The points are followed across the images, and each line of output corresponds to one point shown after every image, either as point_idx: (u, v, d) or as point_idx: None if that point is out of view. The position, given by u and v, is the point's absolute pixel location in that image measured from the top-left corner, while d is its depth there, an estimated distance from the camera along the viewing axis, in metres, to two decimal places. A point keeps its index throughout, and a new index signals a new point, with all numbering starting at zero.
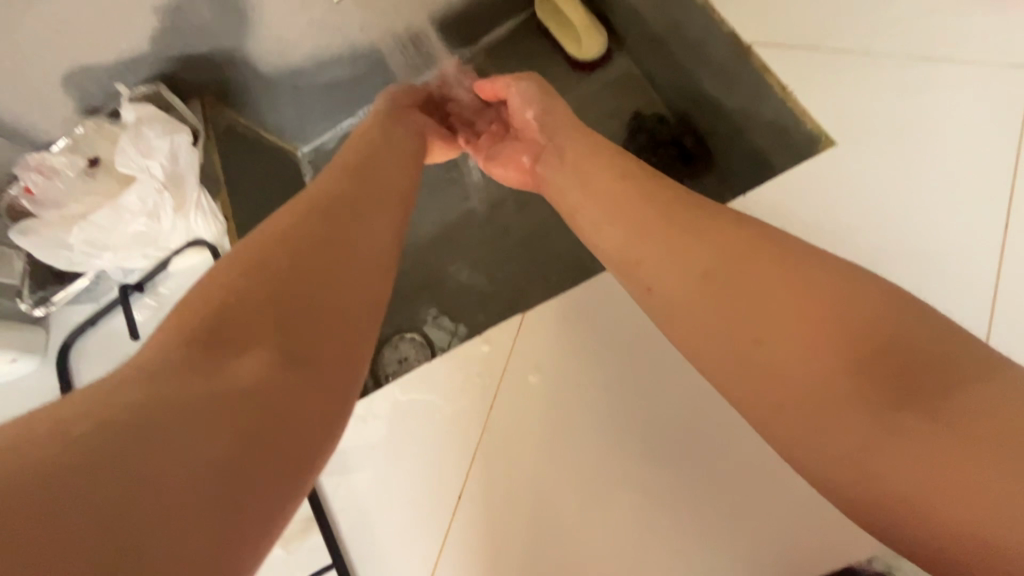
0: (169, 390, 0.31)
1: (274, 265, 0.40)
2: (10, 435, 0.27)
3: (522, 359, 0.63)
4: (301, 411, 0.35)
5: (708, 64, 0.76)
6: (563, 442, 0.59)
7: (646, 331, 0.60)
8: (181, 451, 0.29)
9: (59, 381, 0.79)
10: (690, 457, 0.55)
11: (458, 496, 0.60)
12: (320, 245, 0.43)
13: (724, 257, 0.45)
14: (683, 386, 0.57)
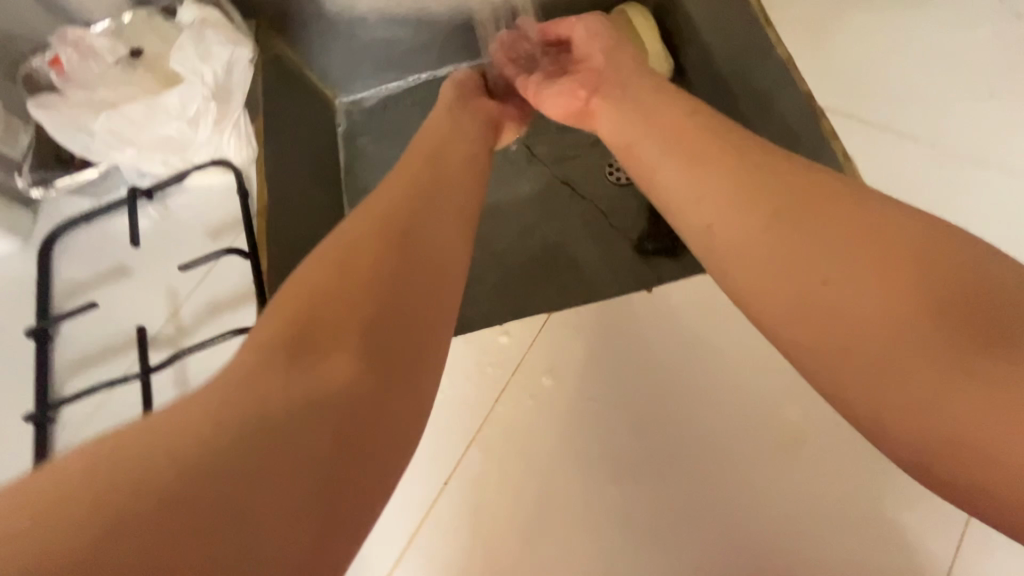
0: (273, 394, 0.36)
1: (360, 272, 0.42)
2: (155, 427, 0.33)
3: (538, 357, 0.61)
4: (385, 409, 0.39)
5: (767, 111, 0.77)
6: (573, 451, 0.57)
7: (668, 357, 0.60)
8: (288, 454, 0.34)
9: (38, 271, 0.73)
10: (704, 486, 0.55)
11: (442, 484, 0.58)
12: (398, 248, 0.45)
13: (801, 211, 0.44)
14: (693, 421, 0.57)
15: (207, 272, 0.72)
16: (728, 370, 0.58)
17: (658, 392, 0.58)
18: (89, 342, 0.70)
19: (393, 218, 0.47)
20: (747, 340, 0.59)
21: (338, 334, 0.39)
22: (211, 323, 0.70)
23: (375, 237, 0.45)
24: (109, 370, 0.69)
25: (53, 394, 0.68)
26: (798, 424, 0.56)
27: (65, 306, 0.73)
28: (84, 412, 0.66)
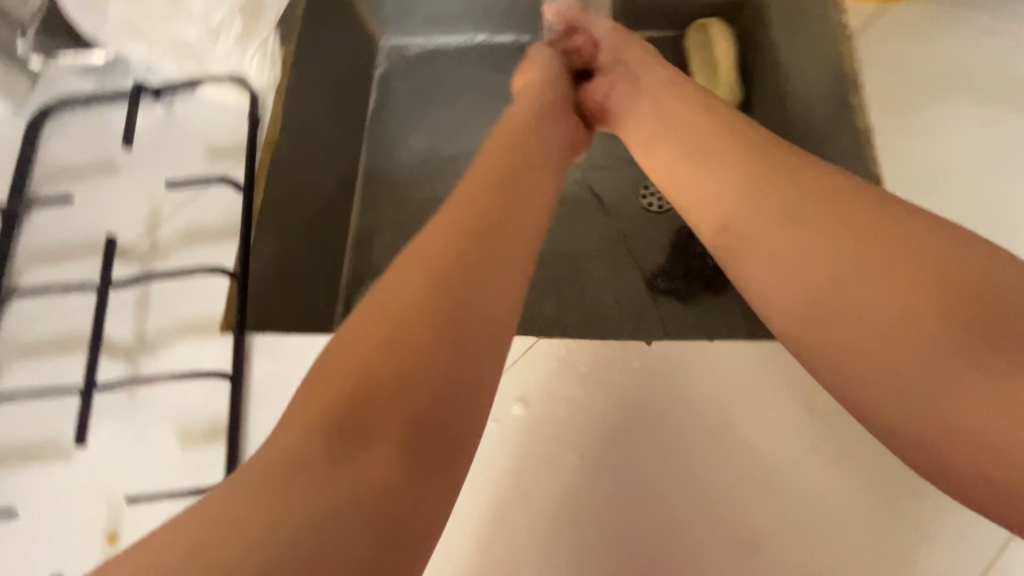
0: (313, 478, 0.34)
1: (415, 340, 0.38)
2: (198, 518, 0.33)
3: (512, 380, 0.57)
4: (429, 492, 0.36)
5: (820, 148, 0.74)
6: (533, 491, 0.54)
7: (648, 420, 0.55)
8: (323, 560, 0.32)
9: (22, 146, 0.69)
10: (666, 557, 0.52)
11: None
12: (458, 311, 0.40)
13: (816, 206, 0.46)
14: (656, 492, 0.53)
15: (195, 195, 0.67)
16: (707, 449, 0.54)
17: (628, 453, 0.55)
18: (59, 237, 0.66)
19: (448, 264, 0.42)
20: (736, 424, 0.55)
21: (387, 409, 0.36)
22: (185, 250, 0.65)
23: (429, 290, 0.40)
24: (69, 272, 0.65)
25: (8, 281, 0.64)
26: (764, 525, 0.52)
27: (41, 192, 0.68)
28: (34, 310, 0.63)
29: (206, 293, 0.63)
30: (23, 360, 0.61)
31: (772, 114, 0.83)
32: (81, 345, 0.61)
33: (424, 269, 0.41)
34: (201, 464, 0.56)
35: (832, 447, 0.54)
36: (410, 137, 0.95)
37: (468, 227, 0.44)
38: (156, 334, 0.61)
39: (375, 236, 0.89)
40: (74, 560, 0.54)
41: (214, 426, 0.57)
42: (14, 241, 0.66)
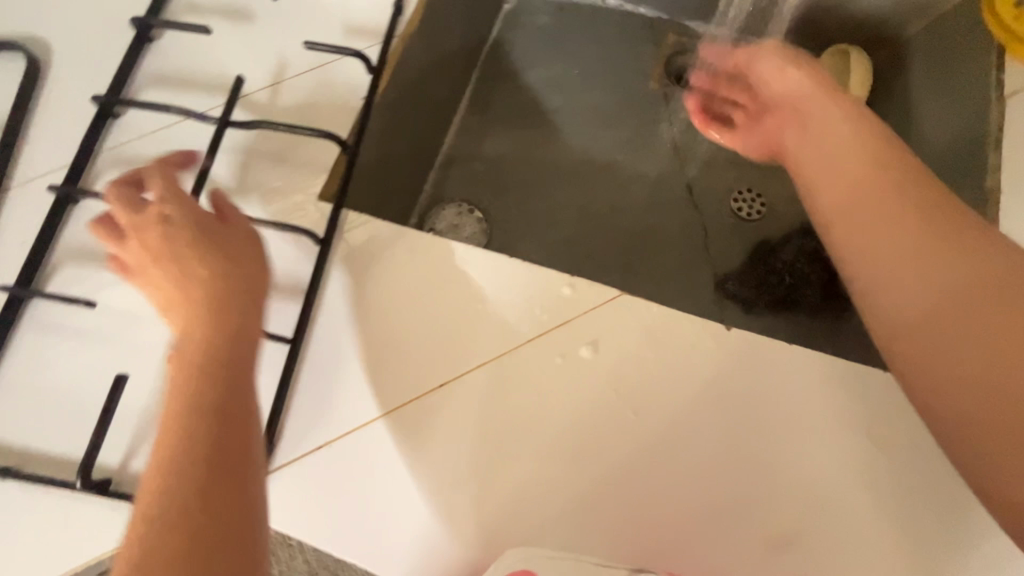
0: (146, 532, 0.36)
1: (173, 509, 0.37)
2: None
3: (586, 323, 0.58)
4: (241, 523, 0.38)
5: None
6: (575, 427, 0.56)
7: (708, 400, 0.56)
8: None
9: None
10: (679, 520, 0.54)
11: (436, 384, 0.58)
12: (227, 400, 0.42)
13: (957, 239, 0.43)
14: (697, 468, 0.55)
15: (323, 62, 0.67)
16: (758, 445, 0.55)
17: (680, 424, 0.56)
18: (183, 64, 0.67)
19: (196, 397, 0.41)
20: (794, 427, 0.55)
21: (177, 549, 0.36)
22: (299, 111, 0.66)
23: (187, 418, 0.40)
24: (186, 100, 0.66)
25: (126, 91, 0.66)
26: (794, 527, 0.53)
27: (178, 17, 0.69)
28: (144, 125, 0.64)
29: (311, 157, 0.64)
30: (123, 169, 0.63)
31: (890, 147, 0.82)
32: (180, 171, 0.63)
33: (176, 406, 0.41)
34: (275, 314, 0.59)
35: (879, 478, 0.54)
36: (521, 78, 0.95)
37: (192, 362, 0.43)
38: (258, 182, 0.63)
39: (468, 162, 0.90)
40: (134, 364, 0.56)
41: (296, 283, 0.60)
42: (142, 55, 0.67)
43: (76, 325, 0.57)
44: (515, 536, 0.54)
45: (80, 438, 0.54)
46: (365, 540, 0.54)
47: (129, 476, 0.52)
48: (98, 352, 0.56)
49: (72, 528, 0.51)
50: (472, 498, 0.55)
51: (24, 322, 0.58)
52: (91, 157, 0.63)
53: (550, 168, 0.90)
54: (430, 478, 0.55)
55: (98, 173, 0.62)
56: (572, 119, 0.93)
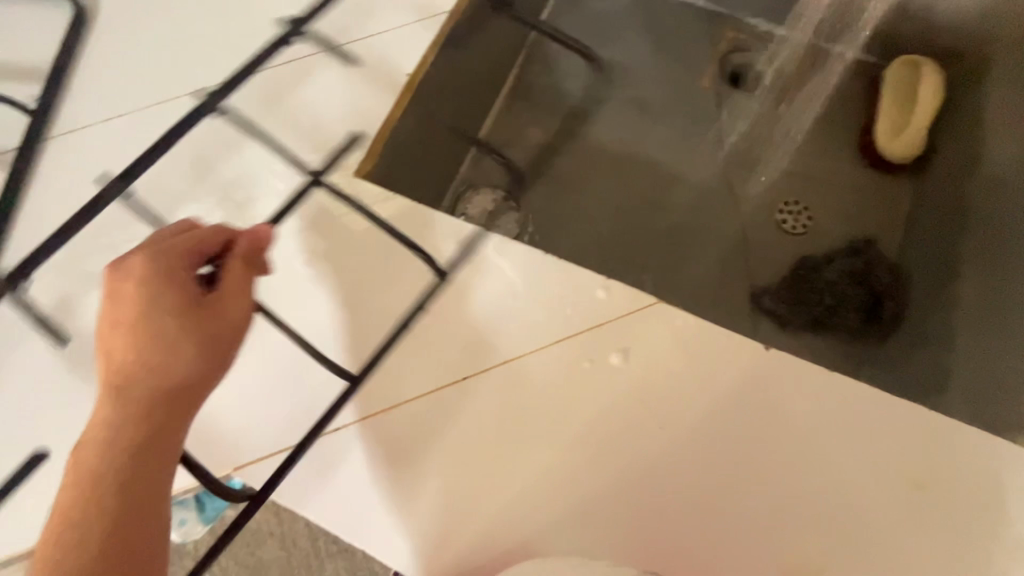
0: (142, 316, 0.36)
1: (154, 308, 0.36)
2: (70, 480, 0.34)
3: (618, 329, 0.56)
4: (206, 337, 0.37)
5: (987, 223, 0.69)
6: (596, 432, 0.54)
7: (739, 420, 0.54)
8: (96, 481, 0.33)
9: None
10: (696, 538, 0.52)
11: (457, 376, 0.56)
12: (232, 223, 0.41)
13: None
14: (719, 491, 0.53)
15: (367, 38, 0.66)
16: (786, 474, 0.53)
17: (704, 442, 0.54)
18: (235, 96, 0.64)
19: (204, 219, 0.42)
20: (826, 456, 0.53)
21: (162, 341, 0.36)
22: (335, 88, 0.64)
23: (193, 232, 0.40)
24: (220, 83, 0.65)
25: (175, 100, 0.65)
26: (817, 559, 0.51)
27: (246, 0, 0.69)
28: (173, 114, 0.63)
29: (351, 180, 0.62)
30: (154, 189, 0.60)
31: (951, 171, 0.77)
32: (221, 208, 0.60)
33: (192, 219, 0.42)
34: (300, 290, 0.59)
35: (915, 520, 0.51)
36: (566, 66, 0.91)
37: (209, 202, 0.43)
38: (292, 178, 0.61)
39: (504, 148, 0.88)
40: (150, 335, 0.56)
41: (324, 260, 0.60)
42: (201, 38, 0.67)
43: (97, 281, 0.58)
44: (528, 535, 0.53)
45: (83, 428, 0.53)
46: (374, 524, 0.54)
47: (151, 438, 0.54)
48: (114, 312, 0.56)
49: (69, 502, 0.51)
50: (486, 493, 0.54)
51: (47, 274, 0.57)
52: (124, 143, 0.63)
53: (587, 162, 0.88)
54: (445, 470, 0.54)
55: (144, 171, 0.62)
56: (614, 112, 0.90)
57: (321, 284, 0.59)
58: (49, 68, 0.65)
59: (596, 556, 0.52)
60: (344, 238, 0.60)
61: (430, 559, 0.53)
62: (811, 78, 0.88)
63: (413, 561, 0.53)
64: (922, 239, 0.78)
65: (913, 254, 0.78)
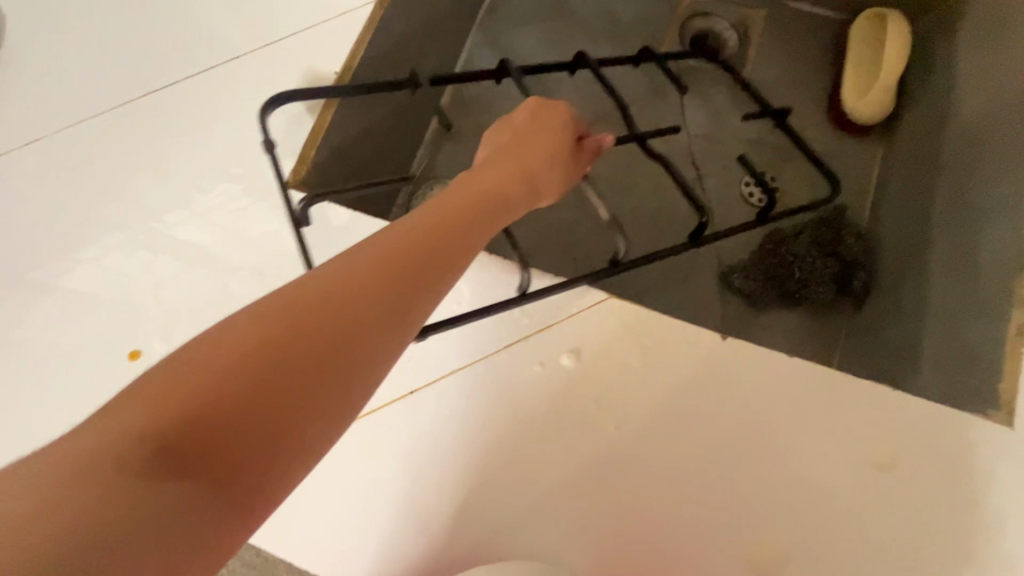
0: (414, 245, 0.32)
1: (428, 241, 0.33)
2: (253, 359, 0.25)
3: (571, 328, 0.55)
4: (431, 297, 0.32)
5: (959, 179, 0.64)
6: (553, 434, 0.53)
7: (693, 410, 0.52)
8: (266, 402, 0.25)
9: (193, 21, 0.71)
10: (656, 534, 0.50)
11: (408, 389, 0.55)
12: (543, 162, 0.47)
13: None
14: (679, 483, 0.51)
15: (298, 53, 0.69)
16: (741, 461, 0.51)
17: (656, 432, 0.52)
18: (172, 167, 0.66)
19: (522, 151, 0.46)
20: (783, 441, 0.51)
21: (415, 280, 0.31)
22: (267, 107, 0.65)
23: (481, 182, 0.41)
24: (165, 120, 0.67)
25: (123, 132, 0.67)
26: (780, 547, 0.49)
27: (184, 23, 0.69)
28: (125, 150, 0.66)
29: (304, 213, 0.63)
30: (117, 225, 0.64)
31: (926, 126, 0.72)
32: (177, 283, 0.62)
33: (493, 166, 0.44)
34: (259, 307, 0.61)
35: (879, 504, 0.49)
36: (517, 49, 0.88)
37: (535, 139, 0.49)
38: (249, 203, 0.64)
39: (456, 141, 0.84)
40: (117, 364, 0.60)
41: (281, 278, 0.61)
42: (145, 70, 0.69)
43: (67, 316, 0.61)
44: (479, 536, 0.52)
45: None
46: (333, 541, 0.53)
47: None
48: (85, 347, 0.60)
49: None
50: (437, 499, 0.53)
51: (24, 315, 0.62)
52: (69, 188, 0.65)
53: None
54: (396, 480, 0.53)
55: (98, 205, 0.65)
56: (569, 88, 0.85)
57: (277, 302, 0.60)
58: (4, 114, 0.68)
59: (549, 553, 0.51)
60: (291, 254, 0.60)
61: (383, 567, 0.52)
62: (759, 48, 0.86)
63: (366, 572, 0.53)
64: (900, 202, 0.73)
65: (889, 218, 0.75)
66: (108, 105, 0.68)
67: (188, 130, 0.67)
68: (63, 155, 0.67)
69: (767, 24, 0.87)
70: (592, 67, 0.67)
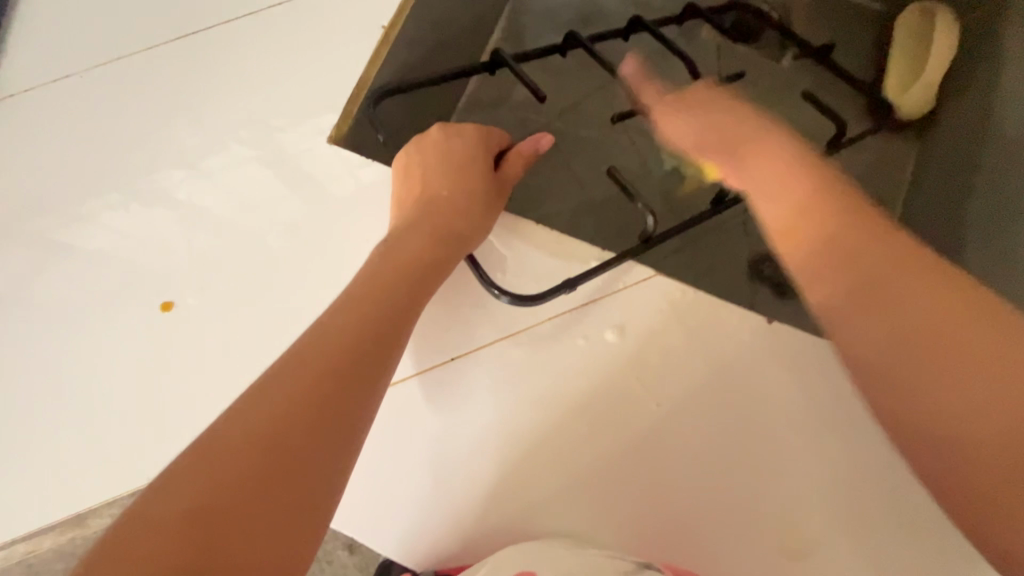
0: (316, 376, 0.38)
1: (323, 370, 0.39)
2: (295, 395, 0.37)
3: (615, 305, 0.54)
4: (389, 355, 0.42)
5: (995, 180, 0.64)
6: (594, 411, 0.52)
7: (731, 394, 0.52)
8: (236, 509, 0.32)
9: None
10: (694, 517, 0.51)
11: (448, 356, 0.54)
12: (452, 220, 0.52)
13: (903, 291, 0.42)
14: (717, 464, 0.51)
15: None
16: (780, 449, 0.51)
17: (697, 413, 0.52)
18: (188, 119, 0.61)
19: (427, 231, 0.51)
20: (819, 428, 0.51)
21: (330, 399, 0.38)
22: (299, 56, 0.62)
23: (399, 270, 0.47)
24: (184, 69, 0.63)
25: (143, 73, 0.63)
26: (813, 533, 0.50)
27: None
28: (144, 94, 0.62)
29: (325, 174, 0.59)
30: (136, 173, 0.60)
31: (964, 124, 0.72)
32: (183, 247, 0.58)
33: (416, 246, 0.49)
34: (284, 266, 0.57)
35: (912, 494, 0.50)
36: (553, 17, 0.84)
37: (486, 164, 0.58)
38: (273, 154, 0.60)
39: (491, 107, 0.83)
40: (129, 319, 0.56)
41: (307, 235, 0.57)
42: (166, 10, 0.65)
43: (80, 267, 0.58)
44: (516, 510, 0.52)
45: (44, 440, 0.54)
46: (369, 507, 0.52)
47: (132, 416, 0.54)
48: (101, 299, 0.57)
49: (35, 504, 0.52)
50: (473, 470, 0.52)
51: (37, 263, 0.58)
52: (80, 137, 0.61)
53: (580, 111, 0.82)
54: (427, 449, 0.53)
55: (113, 154, 0.61)
56: (612, 51, 0.82)
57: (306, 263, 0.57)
58: (23, 53, 0.64)
59: (577, 531, 0.51)
60: (330, 214, 0.58)
61: (410, 536, 0.52)
62: (801, 29, 0.85)
63: (393, 539, 0.52)
64: (933, 200, 0.73)
65: (922, 214, 0.74)
66: (124, 52, 0.64)
67: (209, 79, 0.62)
68: (76, 101, 0.62)
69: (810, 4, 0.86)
70: (648, 27, 0.71)
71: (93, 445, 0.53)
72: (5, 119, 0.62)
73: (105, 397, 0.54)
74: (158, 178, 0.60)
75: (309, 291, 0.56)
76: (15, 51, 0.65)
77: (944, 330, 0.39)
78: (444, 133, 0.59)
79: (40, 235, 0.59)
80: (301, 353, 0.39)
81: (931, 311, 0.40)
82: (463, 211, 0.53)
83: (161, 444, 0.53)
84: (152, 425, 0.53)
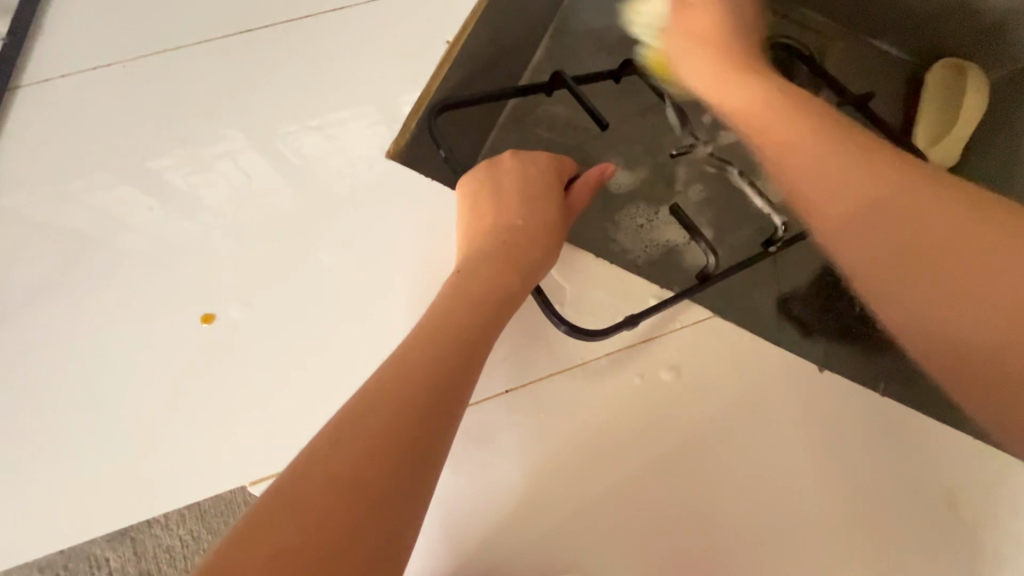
0: (394, 417, 0.40)
1: (402, 409, 0.40)
2: (377, 435, 0.39)
3: (672, 346, 0.55)
4: (460, 395, 0.44)
5: None
6: (641, 450, 0.52)
7: (774, 434, 0.53)
8: (318, 550, 0.34)
9: None
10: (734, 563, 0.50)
11: (502, 388, 0.54)
12: (513, 254, 0.52)
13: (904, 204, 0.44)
14: (759, 511, 0.51)
15: (385, 8, 0.63)
16: (821, 498, 0.52)
17: (741, 457, 0.52)
18: (236, 120, 0.60)
19: (489, 265, 0.52)
20: (855, 470, 0.52)
21: (406, 439, 0.39)
22: (355, 69, 0.61)
23: (465, 306, 0.49)
24: (234, 68, 0.61)
25: (188, 70, 0.61)
26: None
27: None
28: (188, 91, 0.60)
29: (375, 188, 0.57)
30: (176, 173, 0.58)
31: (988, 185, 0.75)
32: (223, 253, 0.56)
33: (480, 280, 0.51)
34: (329, 280, 0.55)
35: (948, 554, 0.50)
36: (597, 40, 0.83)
37: (549, 199, 0.57)
38: (321, 165, 0.58)
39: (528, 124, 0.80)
40: (162, 325, 0.54)
41: (355, 252, 0.56)
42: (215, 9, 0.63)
43: (109, 267, 0.56)
44: (555, 550, 0.50)
45: (65, 450, 0.51)
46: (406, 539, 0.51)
47: (160, 426, 0.52)
48: (130, 300, 0.55)
49: (53, 513, 0.50)
50: (517, 505, 0.51)
51: (62, 259, 0.56)
52: (115, 130, 0.59)
53: (624, 133, 0.80)
54: (469, 473, 0.52)
55: (152, 151, 0.59)
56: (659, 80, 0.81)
57: (352, 281, 0.55)
58: (62, 39, 0.62)
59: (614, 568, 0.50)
60: (380, 231, 0.56)
61: (439, 564, 0.50)
62: (839, 73, 0.87)
63: (420, 568, 0.50)
64: None
65: None
66: (171, 47, 0.61)
67: (262, 80, 0.60)
68: (113, 93, 0.60)
69: (847, 50, 0.87)
70: None
71: (120, 455, 0.51)
72: (37, 106, 0.60)
73: (131, 405, 0.52)
74: (200, 179, 0.58)
75: (356, 309, 0.54)
76: (53, 36, 0.62)
77: (969, 277, 0.41)
78: (510, 161, 0.58)
79: (68, 231, 0.57)
80: (381, 391, 0.41)
81: (946, 238, 0.42)
82: (527, 245, 0.54)
83: (188, 458, 0.51)
84: (179, 438, 0.52)
